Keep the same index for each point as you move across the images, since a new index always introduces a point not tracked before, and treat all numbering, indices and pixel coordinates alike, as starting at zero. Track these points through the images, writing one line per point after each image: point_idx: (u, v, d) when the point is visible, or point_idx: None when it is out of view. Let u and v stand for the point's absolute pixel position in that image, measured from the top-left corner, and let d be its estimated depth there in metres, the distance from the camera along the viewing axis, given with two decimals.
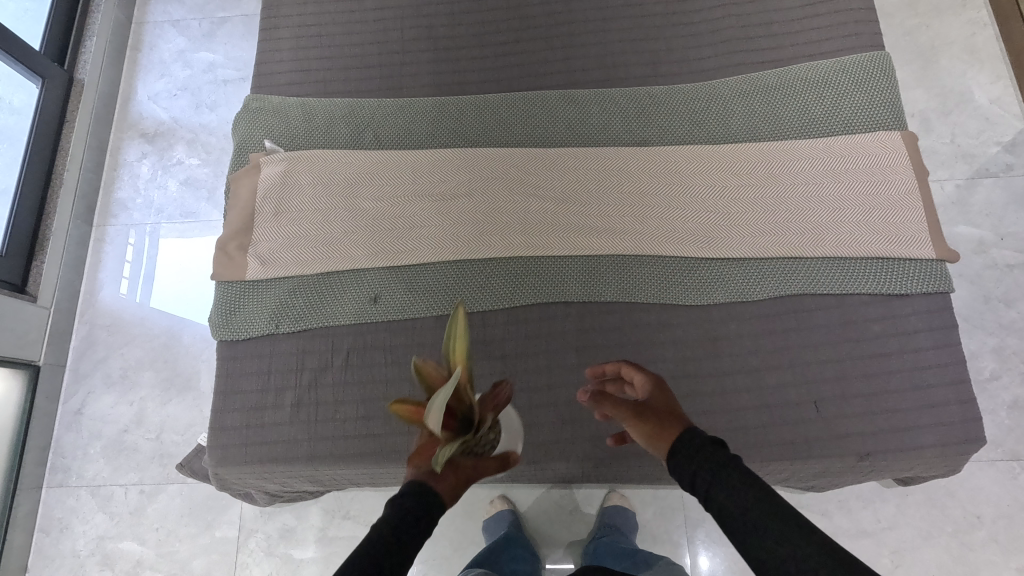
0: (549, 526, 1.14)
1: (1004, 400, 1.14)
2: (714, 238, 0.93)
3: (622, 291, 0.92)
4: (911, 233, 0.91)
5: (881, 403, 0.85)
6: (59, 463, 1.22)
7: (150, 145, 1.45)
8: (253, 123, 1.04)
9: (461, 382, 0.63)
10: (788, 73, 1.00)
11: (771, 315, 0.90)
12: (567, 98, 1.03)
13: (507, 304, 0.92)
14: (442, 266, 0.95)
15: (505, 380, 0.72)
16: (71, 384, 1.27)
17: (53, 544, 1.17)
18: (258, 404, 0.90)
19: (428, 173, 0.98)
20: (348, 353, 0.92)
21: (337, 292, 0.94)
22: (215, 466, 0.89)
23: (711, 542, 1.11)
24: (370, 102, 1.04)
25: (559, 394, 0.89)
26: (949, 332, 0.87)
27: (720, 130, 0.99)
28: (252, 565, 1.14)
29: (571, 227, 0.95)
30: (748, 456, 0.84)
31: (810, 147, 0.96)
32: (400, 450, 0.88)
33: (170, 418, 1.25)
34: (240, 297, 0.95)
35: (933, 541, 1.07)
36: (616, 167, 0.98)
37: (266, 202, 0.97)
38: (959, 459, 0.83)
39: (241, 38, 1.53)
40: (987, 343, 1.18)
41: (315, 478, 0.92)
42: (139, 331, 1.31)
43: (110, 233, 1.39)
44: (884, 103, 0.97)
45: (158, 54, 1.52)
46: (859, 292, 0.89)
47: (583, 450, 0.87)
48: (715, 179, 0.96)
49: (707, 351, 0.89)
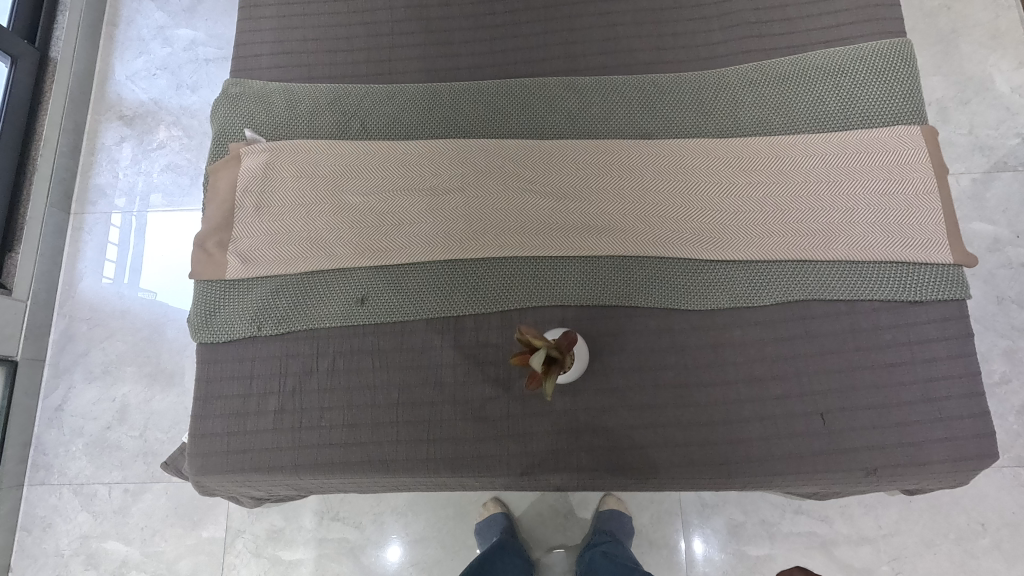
0: (543, 529, 1.12)
1: (1013, 404, 1.11)
2: (720, 238, 0.89)
3: (621, 294, 0.88)
4: (928, 236, 0.86)
5: (891, 415, 0.81)
6: (40, 460, 1.19)
7: (129, 128, 1.38)
8: (232, 109, 0.97)
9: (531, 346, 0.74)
10: (803, 61, 0.94)
11: (778, 321, 0.86)
12: (567, 85, 0.97)
13: (502, 307, 0.88)
14: (432, 265, 0.90)
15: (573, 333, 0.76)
16: (52, 378, 1.23)
17: (36, 543, 1.15)
18: (239, 410, 0.86)
19: (419, 166, 0.93)
20: (335, 356, 0.87)
21: (322, 292, 0.89)
22: (195, 474, 0.85)
23: (709, 547, 1.09)
24: (357, 88, 0.98)
25: (555, 402, 0.85)
26: (965, 342, 0.83)
27: (729, 122, 0.94)
28: (240, 566, 1.12)
29: (568, 225, 0.90)
30: (750, 470, 0.81)
31: (824, 143, 0.90)
32: (389, 460, 0.84)
33: (154, 414, 1.21)
34: (220, 297, 0.90)
35: (935, 549, 1.05)
36: (618, 160, 0.92)
37: (246, 195, 0.92)
38: (969, 474, 0.80)
39: (223, 14, 1.44)
40: (998, 346, 1.14)
41: (301, 485, 0.88)
42: (121, 323, 1.26)
43: (89, 222, 1.33)
44: (905, 95, 0.91)
45: (136, 31, 1.44)
46: (870, 298, 0.85)
47: (579, 461, 0.83)
48: (723, 175, 0.91)
49: (710, 359, 0.85)
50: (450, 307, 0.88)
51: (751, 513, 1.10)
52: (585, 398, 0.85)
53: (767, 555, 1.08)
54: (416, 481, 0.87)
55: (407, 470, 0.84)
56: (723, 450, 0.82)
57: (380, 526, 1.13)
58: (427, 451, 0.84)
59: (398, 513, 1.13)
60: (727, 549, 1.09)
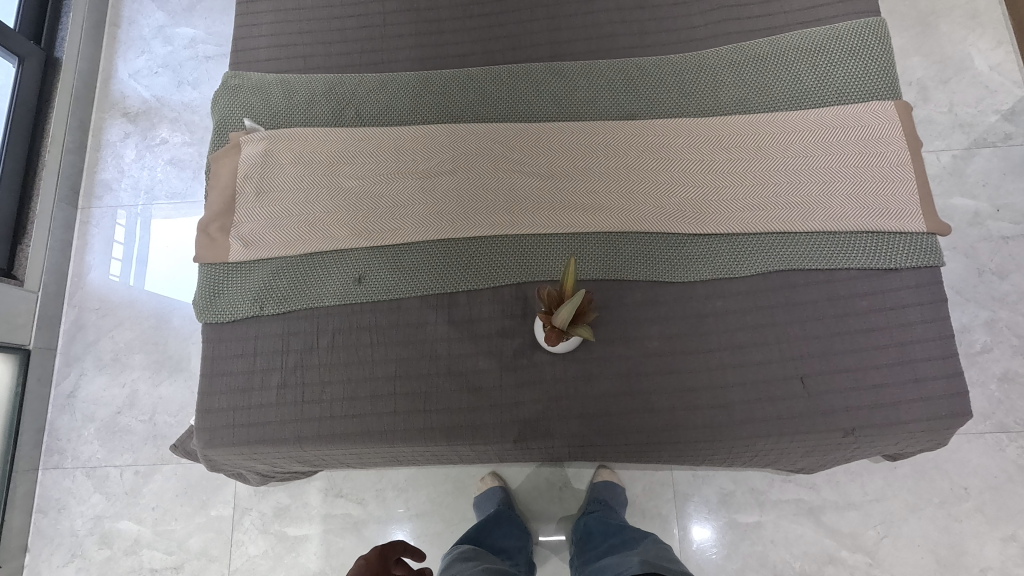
0: (539, 502, 1.16)
1: (995, 372, 1.14)
2: (701, 213, 0.92)
3: (608, 269, 0.91)
4: (902, 206, 0.89)
5: (869, 378, 0.84)
6: (54, 445, 1.23)
7: (132, 124, 1.42)
8: (232, 100, 1.01)
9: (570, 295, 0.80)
10: (781, 42, 0.97)
11: (758, 291, 0.89)
12: (553, 70, 1.01)
13: (494, 283, 0.92)
14: (427, 244, 0.93)
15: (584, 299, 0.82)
16: (63, 367, 1.28)
17: (51, 524, 1.19)
18: (244, 385, 0.90)
19: (412, 150, 0.96)
20: (334, 334, 0.91)
21: (322, 273, 0.93)
22: (203, 447, 0.89)
23: (702, 516, 1.13)
24: (351, 77, 1.02)
25: (545, 372, 0.88)
26: (939, 307, 0.86)
27: (711, 102, 0.97)
28: (248, 543, 1.16)
29: (556, 203, 0.94)
30: (731, 433, 0.84)
31: (801, 119, 0.93)
32: (387, 430, 0.87)
33: (162, 399, 1.25)
34: (223, 279, 0.94)
35: (920, 513, 1.09)
36: (604, 141, 0.96)
37: (247, 181, 0.96)
38: (944, 433, 0.83)
39: (221, 12, 1.49)
40: (980, 316, 1.17)
41: (305, 457, 0.92)
42: (129, 313, 1.30)
43: (95, 216, 1.37)
44: (880, 72, 0.94)
45: (137, 30, 1.48)
46: (845, 266, 0.88)
47: (570, 428, 0.86)
48: (704, 152, 0.94)
49: (693, 329, 0.88)
50: (445, 283, 0.92)
51: (740, 482, 1.13)
52: (575, 368, 0.88)
53: (757, 522, 1.11)
54: (414, 451, 0.91)
55: (405, 439, 0.87)
56: (707, 415, 0.85)
57: (382, 502, 1.17)
58: (424, 421, 0.88)
59: (399, 489, 1.17)
60: (718, 517, 1.12)
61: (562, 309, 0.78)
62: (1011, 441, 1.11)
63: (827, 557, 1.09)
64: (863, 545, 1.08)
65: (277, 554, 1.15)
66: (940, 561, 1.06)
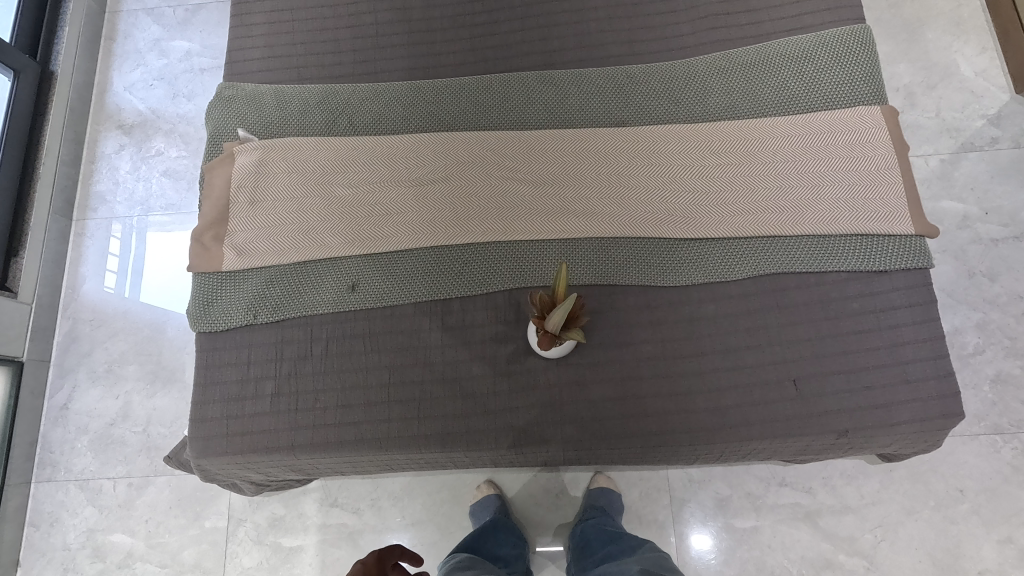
0: (536, 510, 1.15)
1: (987, 374, 1.15)
2: (693, 218, 0.93)
3: (600, 273, 0.92)
4: (891, 209, 0.90)
5: (861, 379, 0.85)
6: (47, 458, 1.23)
7: (127, 136, 1.43)
8: (225, 111, 1.02)
9: (563, 298, 0.80)
10: (767, 49, 0.99)
11: (750, 294, 0.90)
12: (545, 79, 1.02)
13: (487, 288, 0.92)
14: (420, 251, 0.94)
15: (580, 303, 0.82)
16: (57, 379, 1.27)
17: (43, 538, 1.18)
18: (238, 394, 0.90)
19: (404, 159, 0.97)
20: (328, 342, 0.91)
21: (315, 281, 0.93)
22: (197, 457, 0.89)
23: (699, 522, 1.12)
24: (345, 87, 1.02)
25: (540, 377, 0.88)
26: (929, 308, 0.87)
27: (700, 109, 0.98)
28: (242, 554, 1.15)
29: (549, 210, 0.94)
30: (725, 437, 0.84)
31: (789, 125, 0.95)
32: (381, 437, 0.87)
33: (157, 411, 1.25)
34: (217, 288, 0.94)
35: (915, 516, 1.09)
36: (595, 148, 0.97)
37: (241, 191, 0.96)
38: (938, 434, 0.83)
39: (216, 26, 1.50)
40: (971, 318, 1.18)
41: (298, 466, 0.92)
42: (124, 323, 1.30)
43: (91, 227, 1.38)
44: (865, 77, 0.95)
45: (133, 44, 1.50)
46: (836, 269, 0.89)
47: (565, 433, 0.86)
48: (694, 158, 0.95)
49: (686, 332, 0.89)
50: (438, 290, 0.92)
51: (736, 486, 1.13)
52: (568, 372, 0.88)
53: (754, 527, 1.11)
54: (408, 458, 0.91)
55: (399, 447, 0.87)
56: (701, 417, 0.85)
57: (378, 512, 1.16)
58: (418, 428, 0.88)
59: (394, 498, 1.17)
60: (715, 523, 1.12)
61: (554, 313, 0.78)
62: (1005, 442, 1.11)
63: (824, 561, 1.08)
64: (860, 549, 1.08)
65: (272, 566, 1.14)
66: (937, 564, 1.06)
